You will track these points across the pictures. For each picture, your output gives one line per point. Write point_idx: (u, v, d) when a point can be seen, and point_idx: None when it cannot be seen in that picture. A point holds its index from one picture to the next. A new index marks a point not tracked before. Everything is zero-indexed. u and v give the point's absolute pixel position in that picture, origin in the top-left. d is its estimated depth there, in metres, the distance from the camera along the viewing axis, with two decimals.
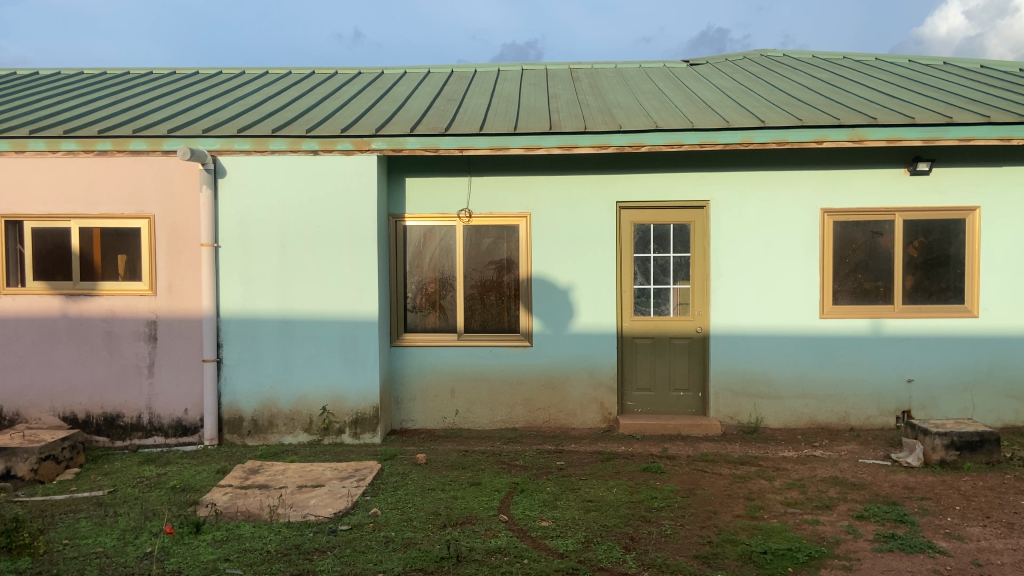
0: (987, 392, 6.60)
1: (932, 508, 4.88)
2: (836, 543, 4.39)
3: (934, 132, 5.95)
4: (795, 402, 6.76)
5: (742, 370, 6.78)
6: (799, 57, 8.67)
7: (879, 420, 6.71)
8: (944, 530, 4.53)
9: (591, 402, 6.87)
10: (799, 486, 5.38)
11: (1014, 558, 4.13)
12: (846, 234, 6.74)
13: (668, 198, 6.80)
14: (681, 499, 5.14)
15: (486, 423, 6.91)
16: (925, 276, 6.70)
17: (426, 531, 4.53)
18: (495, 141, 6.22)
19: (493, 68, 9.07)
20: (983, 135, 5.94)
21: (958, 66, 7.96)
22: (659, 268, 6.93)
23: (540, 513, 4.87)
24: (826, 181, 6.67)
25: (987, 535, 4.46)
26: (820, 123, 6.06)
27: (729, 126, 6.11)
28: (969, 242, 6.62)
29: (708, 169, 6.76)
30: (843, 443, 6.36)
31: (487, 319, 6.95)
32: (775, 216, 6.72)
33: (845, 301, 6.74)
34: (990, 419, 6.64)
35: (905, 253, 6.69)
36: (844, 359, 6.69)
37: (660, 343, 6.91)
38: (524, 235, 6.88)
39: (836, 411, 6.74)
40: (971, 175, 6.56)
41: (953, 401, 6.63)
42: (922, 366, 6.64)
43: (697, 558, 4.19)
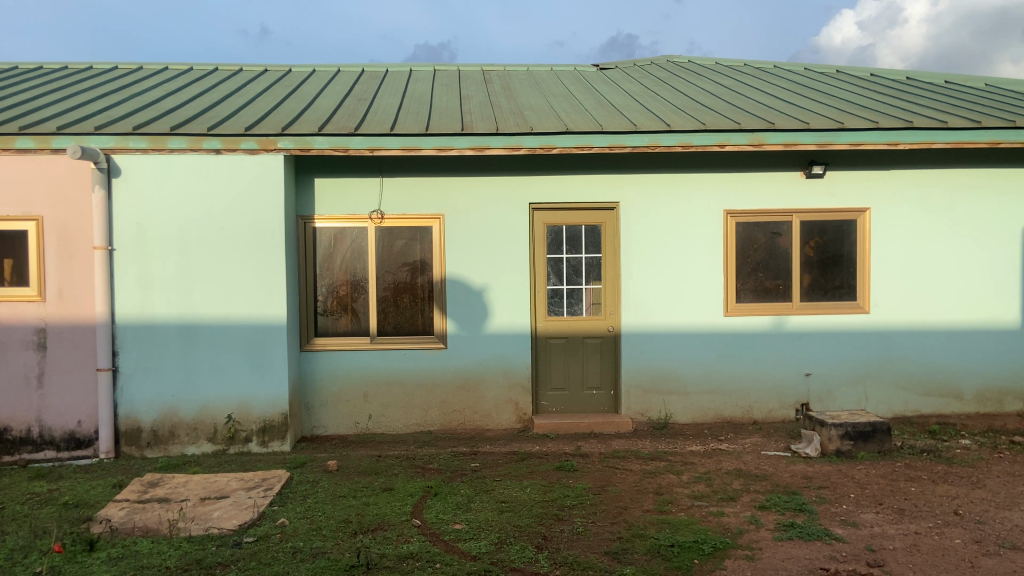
0: (879, 384, 6.96)
1: (829, 497, 5.11)
2: (739, 534, 4.55)
3: (828, 137, 6.24)
4: (702, 398, 6.96)
5: (652, 367, 6.94)
6: (704, 63, 8.94)
7: (780, 413, 6.98)
8: (840, 518, 4.75)
9: (506, 402, 6.89)
10: (705, 479, 5.54)
11: (905, 543, 4.36)
12: (748, 234, 6.99)
13: (579, 199, 6.88)
14: (592, 496, 5.22)
15: (400, 427, 6.83)
16: (820, 274, 7.01)
17: (336, 540, 4.44)
18: (406, 142, 6.16)
19: (404, 67, 8.99)
20: (873, 140, 6.26)
21: (850, 74, 8.37)
22: (572, 268, 7.02)
23: (452, 516, 4.85)
24: (730, 183, 6.90)
25: (879, 521, 4.70)
26: (723, 128, 6.26)
27: (637, 129, 6.24)
28: (860, 242, 6.97)
29: (618, 171, 6.88)
30: (747, 437, 6.59)
31: (400, 321, 6.88)
32: (682, 217, 6.91)
33: (748, 299, 6.99)
34: (881, 410, 7.00)
35: (803, 253, 7.00)
36: (748, 355, 6.94)
37: (573, 343, 6.99)
38: (436, 236, 6.84)
39: (739, 406, 6.97)
40: (862, 178, 6.90)
41: (848, 393, 6.97)
42: (818, 361, 6.95)
43: (608, 555, 4.25)
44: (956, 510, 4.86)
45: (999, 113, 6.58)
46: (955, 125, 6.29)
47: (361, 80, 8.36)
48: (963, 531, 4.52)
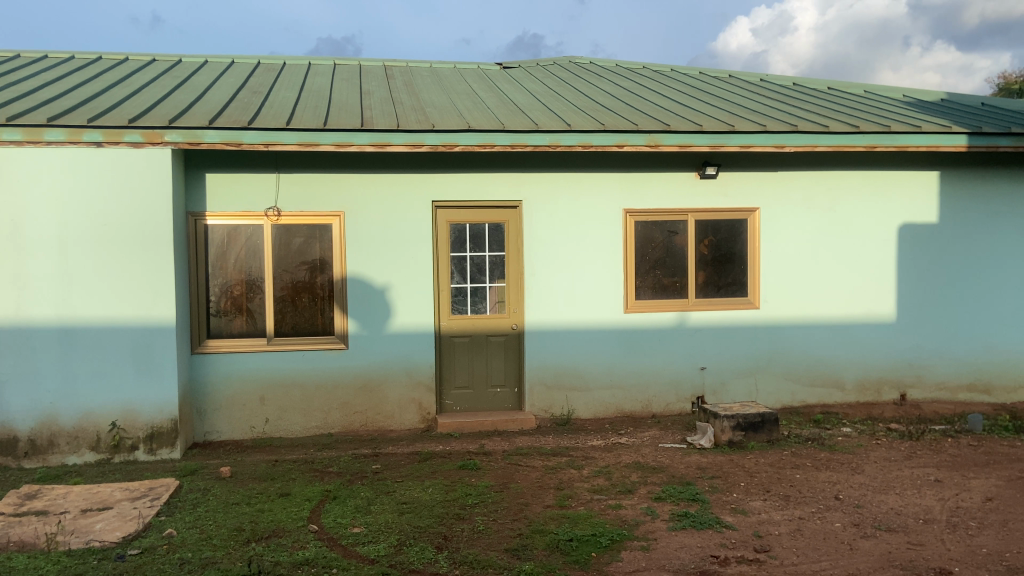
0: (769, 376, 7.28)
1: (721, 486, 5.31)
2: (636, 525, 4.66)
3: (720, 139, 6.47)
4: (603, 393, 7.10)
5: (554, 364, 7.02)
6: (604, 65, 9.11)
7: (677, 406, 7.20)
8: (730, 506, 4.93)
9: (409, 402, 6.82)
10: (605, 473, 5.65)
11: (789, 528, 4.57)
12: (646, 233, 7.16)
13: (482, 198, 6.87)
14: (494, 494, 5.23)
15: (299, 430, 6.66)
16: (714, 271, 7.27)
17: (227, 549, 4.29)
18: (303, 137, 6.00)
19: (303, 61, 8.76)
20: (761, 143, 6.53)
21: (742, 79, 8.71)
22: (475, 267, 7.00)
23: (351, 520, 4.76)
24: (628, 183, 7.05)
25: (767, 508, 4.91)
26: (621, 128, 6.40)
27: (538, 128, 6.30)
28: (750, 241, 7.26)
29: (520, 169, 6.91)
30: (645, 430, 6.76)
31: (299, 321, 6.70)
32: (583, 216, 7.01)
33: (646, 296, 7.18)
34: (771, 401, 7.31)
35: (698, 251, 7.23)
36: (646, 350, 7.12)
37: (477, 341, 6.98)
38: (336, 234, 6.70)
39: (639, 400, 7.14)
40: (753, 179, 7.19)
41: (740, 385, 7.26)
42: (713, 355, 7.20)
43: (508, 552, 4.27)
44: (837, 494, 5.13)
45: (876, 119, 6.98)
46: (836, 129, 6.64)
47: (257, 72, 8.09)
48: (843, 515, 4.78)
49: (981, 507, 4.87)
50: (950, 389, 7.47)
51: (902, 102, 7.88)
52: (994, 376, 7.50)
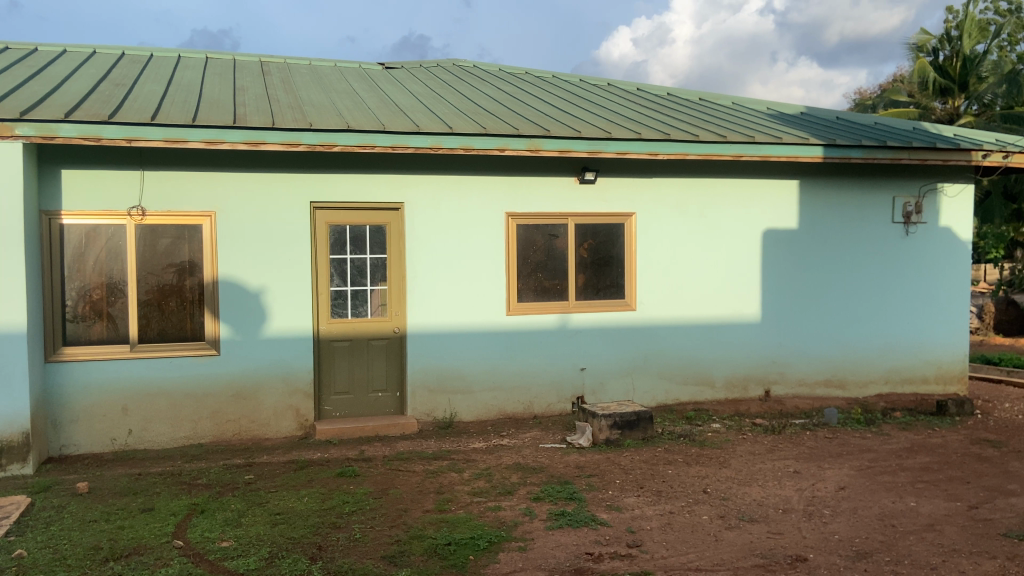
0: (644, 375, 7.53)
1: (597, 484, 5.43)
2: (514, 526, 4.69)
3: (598, 145, 6.64)
4: (485, 395, 7.13)
5: (437, 367, 6.98)
6: (488, 69, 9.17)
7: (558, 407, 7.32)
8: (605, 503, 5.06)
9: (286, 409, 6.63)
10: (485, 475, 5.67)
11: (660, 522, 4.74)
12: (528, 236, 7.25)
13: (362, 198, 6.73)
14: (373, 501, 5.14)
15: (166, 441, 6.33)
16: (594, 274, 7.44)
17: (83, 569, 4.00)
18: (170, 133, 5.69)
19: (173, 53, 8.33)
20: (637, 150, 6.75)
21: (620, 87, 8.98)
22: (356, 269, 6.85)
23: (220, 533, 4.55)
24: (510, 187, 7.11)
25: (640, 504, 5.06)
26: (502, 132, 6.45)
27: (419, 130, 6.25)
28: (627, 245, 7.48)
29: (401, 171, 6.83)
30: (527, 431, 6.83)
31: (166, 326, 6.36)
32: (466, 219, 7.02)
33: (529, 298, 7.27)
34: (647, 399, 7.56)
35: (577, 254, 7.39)
36: (528, 352, 7.21)
37: (357, 345, 6.85)
38: (207, 236, 6.40)
39: (521, 401, 7.22)
40: (630, 185, 7.40)
41: (618, 385, 7.47)
42: (592, 356, 7.38)
43: (384, 559, 4.20)
44: (705, 488, 5.37)
45: (743, 130, 7.36)
46: (706, 138, 6.95)
47: (122, 64, 7.63)
48: (710, 507, 5.00)
49: (834, 495, 5.21)
50: (809, 385, 7.97)
51: (766, 114, 8.34)
52: (848, 372, 8.05)
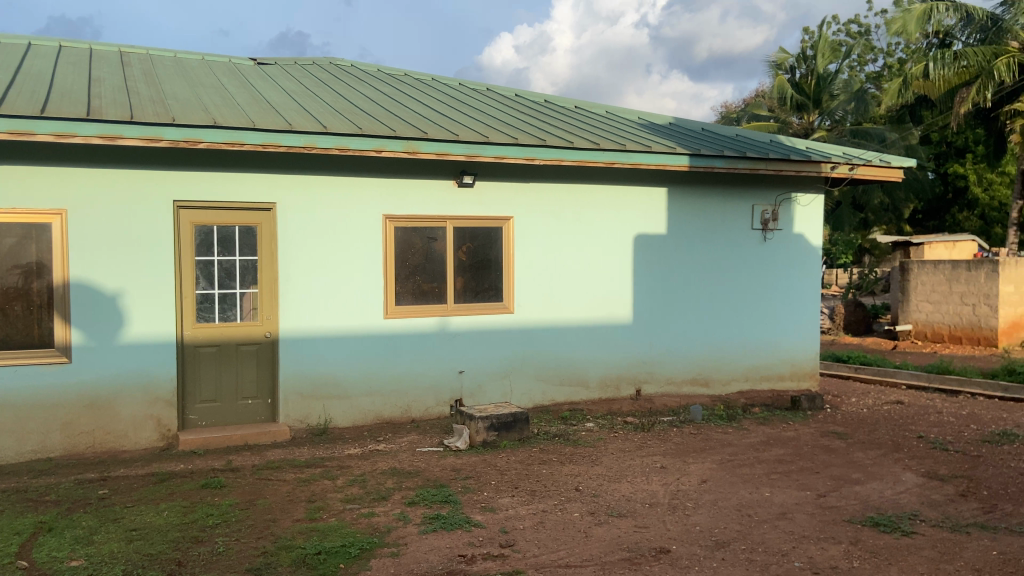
0: (521, 377, 7.63)
1: (473, 486, 5.46)
2: (387, 532, 4.63)
3: (475, 149, 6.68)
4: (361, 400, 7.02)
5: (311, 373, 6.81)
6: (366, 69, 9.04)
7: (436, 410, 7.30)
8: (480, 505, 5.09)
9: (146, 419, 6.29)
10: (359, 481, 5.57)
11: (533, 521, 4.81)
12: (406, 239, 7.18)
13: (231, 198, 6.46)
14: (240, 512, 4.94)
15: (10, 456, 5.86)
16: (472, 277, 7.45)
17: None
18: (13, 123, 5.26)
19: (21, 39, 7.72)
20: (514, 155, 6.84)
21: (499, 92, 9.08)
22: (224, 271, 6.53)
23: (70, 552, 4.24)
24: (387, 188, 7.03)
25: (514, 504, 5.12)
26: (378, 133, 6.38)
27: (291, 128, 6.08)
28: (505, 248, 7.56)
29: (273, 170, 6.61)
30: (403, 436, 6.77)
31: (10, 332, 5.87)
32: (340, 221, 6.88)
33: (407, 301, 7.19)
34: (524, 401, 7.67)
35: (456, 257, 7.37)
36: (405, 355, 7.15)
37: (226, 351, 6.55)
38: (58, 235, 5.96)
39: (398, 405, 7.15)
40: (507, 189, 7.49)
41: (496, 387, 7.53)
42: (470, 359, 7.41)
43: (250, 572, 4.04)
44: (577, 486, 5.50)
45: (615, 138, 7.60)
46: (580, 145, 7.14)
47: None
48: (581, 505, 5.12)
49: (697, 488, 5.47)
50: (677, 383, 8.33)
51: (638, 124, 8.66)
52: (712, 371, 8.47)
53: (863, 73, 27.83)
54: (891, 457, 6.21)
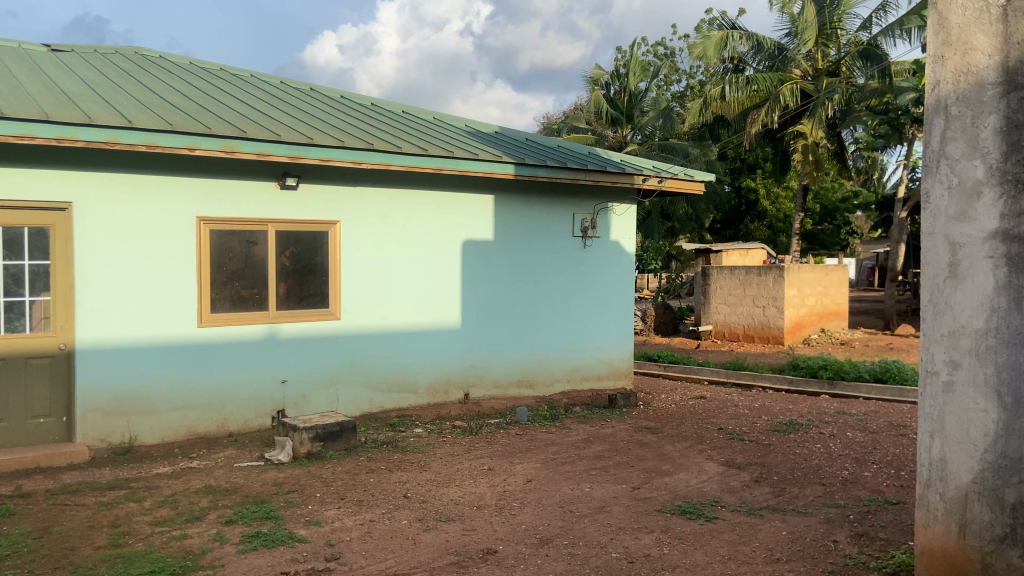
0: (348, 385, 7.48)
1: (296, 499, 5.27)
2: (202, 554, 4.36)
3: (298, 151, 6.46)
4: (172, 415, 6.55)
5: (113, 388, 6.26)
6: (177, 61, 8.46)
7: (256, 422, 6.97)
8: (304, 519, 4.92)
9: None
10: (170, 502, 5.19)
11: (360, 532, 4.73)
12: (223, 243, 6.78)
13: (18, 196, 5.79)
14: (31, 542, 4.43)
15: None
16: (295, 283, 7.17)
17: None
18: None
19: None
20: (339, 157, 6.69)
21: (322, 93, 8.84)
22: (11, 278, 5.91)
23: None
24: (202, 189, 6.60)
25: (340, 515, 5.00)
26: (192, 130, 6.00)
27: (91, 122, 5.55)
28: (330, 253, 7.34)
29: (69, 166, 6.00)
30: (220, 451, 6.40)
31: None
32: (149, 223, 6.39)
33: (222, 309, 6.79)
34: (350, 409, 7.51)
35: (277, 262, 7.05)
36: (222, 366, 6.76)
37: (12, 365, 5.90)
38: None
39: (213, 419, 6.74)
40: (332, 192, 7.28)
41: (320, 396, 7.32)
42: (292, 367, 7.14)
43: None
44: (406, 493, 5.47)
45: (442, 145, 7.66)
46: (407, 151, 7.12)
47: None
48: (409, 512, 5.10)
49: (522, 488, 5.64)
50: (503, 386, 8.53)
51: (464, 131, 8.77)
52: (537, 373, 8.77)
53: (669, 92, 29.98)
54: (696, 449, 6.75)
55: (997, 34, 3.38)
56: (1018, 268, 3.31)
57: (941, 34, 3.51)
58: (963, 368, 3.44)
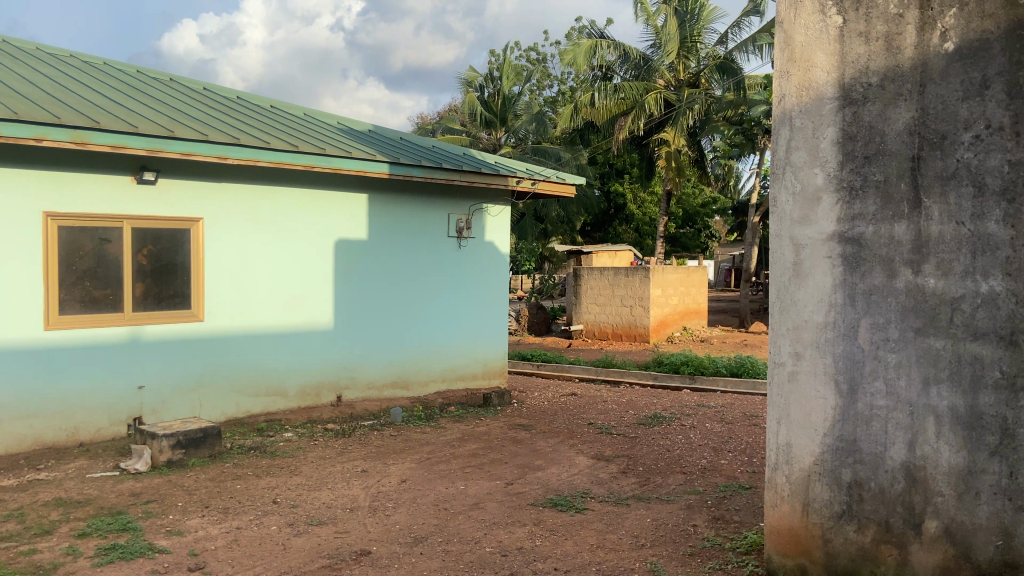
0: (213, 390, 7.16)
1: (156, 510, 4.99)
2: (53, 569, 4.05)
3: (158, 144, 6.11)
4: (15, 425, 6.02)
5: None
6: (17, 43, 7.79)
7: (110, 431, 6.53)
8: (165, 529, 4.67)
9: None
10: (15, 516, 4.78)
11: (227, 540, 4.54)
12: (72, 239, 6.29)
13: None
14: None
15: None
16: (154, 283, 6.78)
17: None
18: None
19: None
20: (202, 152, 6.39)
21: (184, 85, 8.41)
22: None
23: None
24: (49, 181, 6.10)
25: (204, 524, 4.78)
26: (37, 119, 5.55)
27: None
28: (193, 252, 6.99)
29: None
30: (70, 461, 5.96)
31: None
32: None
33: (73, 310, 6.31)
34: (214, 415, 7.19)
35: (134, 261, 6.64)
36: (73, 371, 6.29)
37: None
38: None
39: (63, 428, 6.25)
40: (195, 188, 6.93)
41: (181, 402, 6.96)
42: (152, 372, 6.75)
43: None
44: (275, 498, 5.31)
45: (313, 142, 7.47)
46: (276, 147, 6.90)
47: None
48: (279, 517, 4.95)
49: (396, 488, 5.60)
50: (377, 387, 8.42)
51: (336, 128, 8.60)
52: (411, 374, 8.72)
53: (541, 97, 30.57)
54: (567, 443, 6.94)
55: (834, 53, 3.68)
56: (852, 267, 3.63)
57: (787, 51, 3.80)
58: (806, 358, 3.75)
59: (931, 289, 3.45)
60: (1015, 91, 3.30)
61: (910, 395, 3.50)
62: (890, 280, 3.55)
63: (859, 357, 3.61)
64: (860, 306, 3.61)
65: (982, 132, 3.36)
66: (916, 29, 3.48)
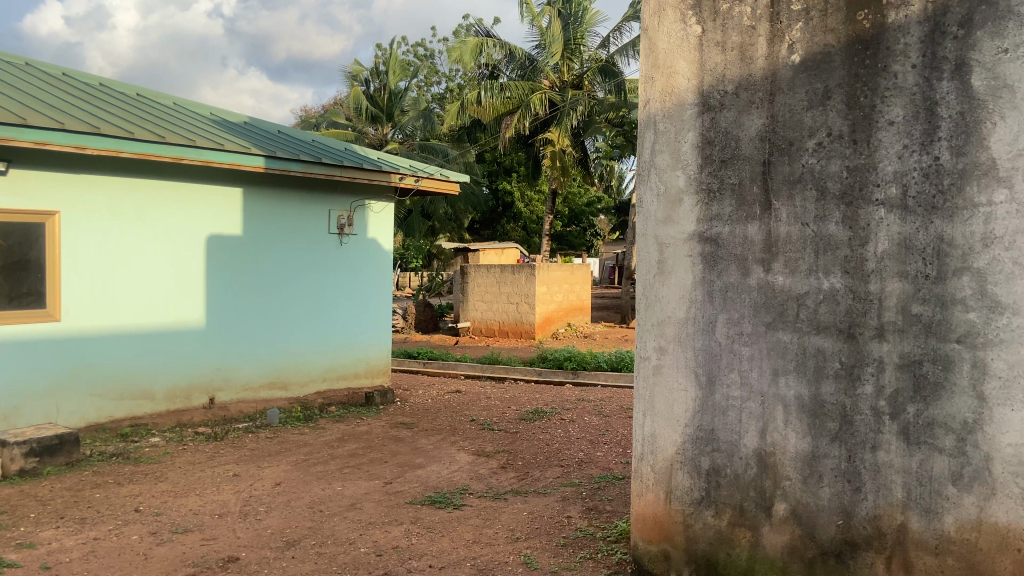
0: (71, 394, 6.73)
1: (4, 522, 4.64)
2: None
3: (7, 132, 5.67)
4: None
5: None
6: None
7: None
8: (14, 542, 4.35)
9: None
10: None
11: (83, 551, 4.28)
12: None
13: None
14: None
15: None
16: (4, 280, 6.29)
17: None
18: None
19: None
20: (58, 141, 5.98)
21: (40, 69, 7.84)
22: None
23: None
24: None
25: (58, 536, 4.49)
26: None
27: None
28: (48, 246, 6.54)
29: None
30: None
31: None
32: None
33: None
34: (72, 421, 6.75)
35: None
36: None
37: None
38: None
39: None
40: (51, 179, 6.48)
41: (35, 407, 6.49)
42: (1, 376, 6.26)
43: None
44: (137, 506, 5.05)
45: (183, 133, 7.14)
46: (141, 137, 6.54)
47: None
48: (142, 526, 4.72)
49: (269, 492, 5.45)
50: (252, 389, 8.15)
51: (210, 120, 8.25)
52: (289, 374, 8.49)
53: (429, 93, 30.51)
54: (449, 441, 6.96)
55: (694, 61, 3.85)
56: (710, 265, 3.82)
57: (651, 58, 3.96)
58: (669, 353, 3.92)
59: (779, 286, 3.66)
60: (853, 101, 3.49)
61: (761, 385, 3.70)
62: (743, 278, 3.74)
63: (716, 351, 3.80)
64: (717, 302, 3.80)
65: (825, 139, 3.56)
66: (767, 41, 3.68)
